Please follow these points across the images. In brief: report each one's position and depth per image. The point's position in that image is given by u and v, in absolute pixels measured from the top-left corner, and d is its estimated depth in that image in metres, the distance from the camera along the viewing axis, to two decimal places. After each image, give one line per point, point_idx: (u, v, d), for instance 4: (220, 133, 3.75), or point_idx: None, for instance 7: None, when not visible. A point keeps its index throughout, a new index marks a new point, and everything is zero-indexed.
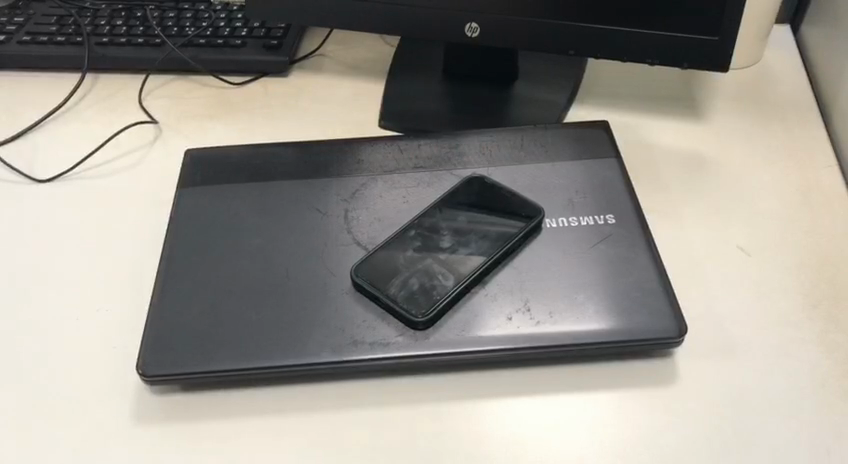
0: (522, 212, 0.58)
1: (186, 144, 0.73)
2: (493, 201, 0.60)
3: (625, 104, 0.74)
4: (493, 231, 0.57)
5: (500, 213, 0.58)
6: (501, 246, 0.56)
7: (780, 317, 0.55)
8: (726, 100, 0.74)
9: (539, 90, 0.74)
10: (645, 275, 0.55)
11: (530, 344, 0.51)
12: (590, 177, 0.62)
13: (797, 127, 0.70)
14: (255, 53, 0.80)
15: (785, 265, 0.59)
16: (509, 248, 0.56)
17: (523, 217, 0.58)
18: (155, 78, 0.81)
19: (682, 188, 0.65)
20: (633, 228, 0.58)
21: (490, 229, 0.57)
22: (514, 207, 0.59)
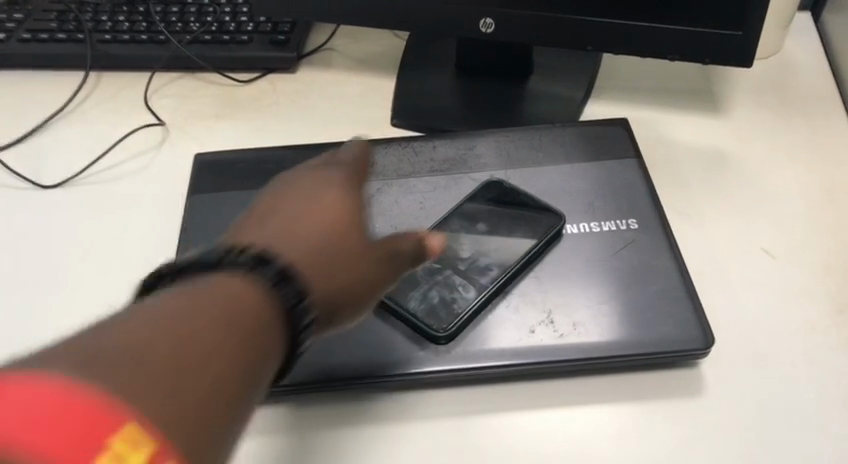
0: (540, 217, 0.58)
1: (193, 146, 0.72)
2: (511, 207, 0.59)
3: (643, 97, 0.72)
4: (513, 239, 0.56)
5: (520, 218, 0.58)
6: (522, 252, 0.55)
7: (807, 322, 0.54)
8: (746, 91, 0.72)
9: (555, 85, 0.72)
10: (670, 282, 0.54)
11: (554, 358, 0.50)
12: (610, 180, 0.61)
13: (820, 120, 0.68)
14: (262, 49, 0.78)
15: (811, 267, 0.57)
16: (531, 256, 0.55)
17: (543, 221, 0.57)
18: (161, 76, 0.79)
19: (703, 187, 0.64)
20: (656, 233, 0.57)
21: (510, 236, 0.56)
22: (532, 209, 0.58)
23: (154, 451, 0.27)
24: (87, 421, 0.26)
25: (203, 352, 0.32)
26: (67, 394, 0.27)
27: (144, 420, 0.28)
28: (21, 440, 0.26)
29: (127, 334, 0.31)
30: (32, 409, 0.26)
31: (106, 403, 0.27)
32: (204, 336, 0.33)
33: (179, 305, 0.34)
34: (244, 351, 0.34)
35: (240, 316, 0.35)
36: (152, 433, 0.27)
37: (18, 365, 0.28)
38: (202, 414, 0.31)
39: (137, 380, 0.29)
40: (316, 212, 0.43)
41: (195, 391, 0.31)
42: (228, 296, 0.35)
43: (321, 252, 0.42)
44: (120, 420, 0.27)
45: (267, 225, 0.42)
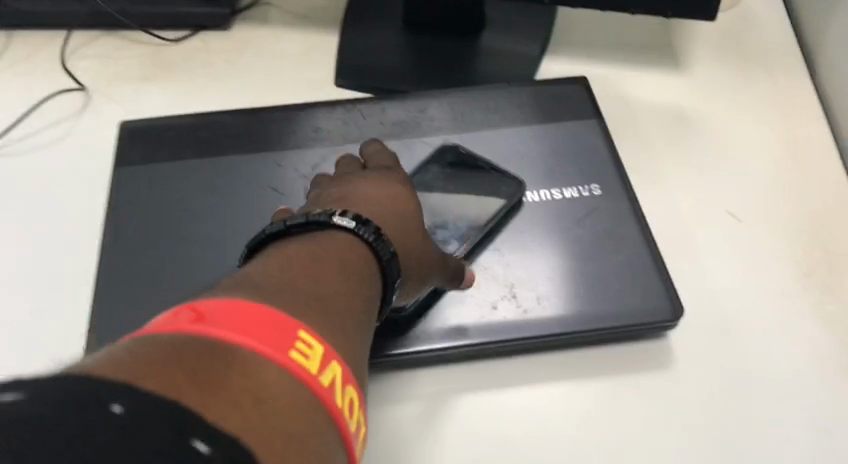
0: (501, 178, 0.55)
1: (119, 112, 0.66)
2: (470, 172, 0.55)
3: (601, 53, 0.69)
4: (471, 211, 0.53)
5: (480, 184, 0.55)
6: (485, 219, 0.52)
7: (775, 287, 0.52)
8: (708, 45, 0.69)
9: (509, 41, 0.68)
10: (636, 251, 0.51)
11: (517, 336, 0.48)
12: (570, 143, 0.58)
13: (781, 76, 0.66)
14: (192, 6, 0.71)
15: (776, 230, 0.56)
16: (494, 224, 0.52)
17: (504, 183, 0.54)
18: (79, 34, 0.72)
19: (666, 147, 0.61)
20: (620, 199, 0.54)
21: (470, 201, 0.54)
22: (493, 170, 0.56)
23: (335, 360, 0.32)
24: (289, 332, 0.31)
25: (338, 287, 0.37)
26: (266, 312, 0.31)
27: (317, 333, 0.33)
28: (250, 343, 0.29)
29: (272, 277, 0.35)
30: (258, 322, 0.30)
31: (292, 319, 0.32)
32: (336, 275, 0.38)
33: (303, 255, 0.38)
34: (362, 288, 0.39)
35: (354, 264, 0.39)
36: (325, 343, 0.33)
37: (206, 296, 0.32)
38: (348, 329, 0.36)
39: (304, 307, 0.34)
40: (383, 188, 0.47)
41: (339, 313, 0.36)
42: (341, 245, 0.40)
43: (397, 220, 0.45)
44: (304, 329, 0.32)
45: (344, 200, 0.45)
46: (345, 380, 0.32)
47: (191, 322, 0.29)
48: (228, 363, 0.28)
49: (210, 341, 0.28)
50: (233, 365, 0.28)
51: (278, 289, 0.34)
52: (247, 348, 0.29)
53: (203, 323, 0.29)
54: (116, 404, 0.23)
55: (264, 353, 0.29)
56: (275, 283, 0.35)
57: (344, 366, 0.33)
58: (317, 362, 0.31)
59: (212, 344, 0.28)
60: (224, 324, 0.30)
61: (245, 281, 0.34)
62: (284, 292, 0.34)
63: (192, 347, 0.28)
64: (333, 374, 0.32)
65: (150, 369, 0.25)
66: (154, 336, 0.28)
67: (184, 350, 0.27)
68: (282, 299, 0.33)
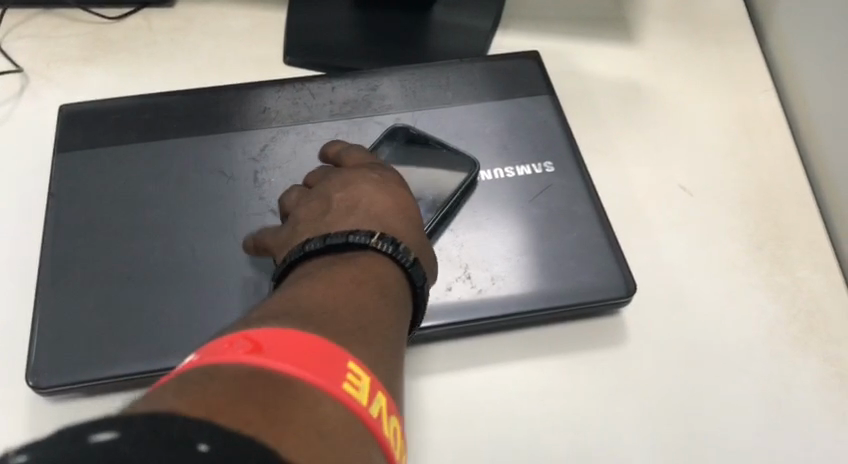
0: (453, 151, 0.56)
1: (59, 95, 0.63)
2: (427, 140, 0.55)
3: (552, 27, 0.68)
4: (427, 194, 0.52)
5: (436, 161, 0.54)
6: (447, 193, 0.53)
7: (727, 260, 0.53)
8: (659, 18, 0.69)
9: (460, 15, 0.67)
10: (590, 229, 0.51)
11: (472, 316, 0.48)
12: (523, 120, 0.57)
13: (732, 47, 0.66)
14: None
15: (729, 203, 0.56)
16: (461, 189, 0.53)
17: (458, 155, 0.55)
18: (15, 13, 0.69)
19: (619, 122, 0.61)
20: (573, 176, 0.54)
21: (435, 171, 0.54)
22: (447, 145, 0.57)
23: (381, 391, 0.31)
24: (342, 364, 0.30)
25: (384, 312, 0.37)
26: (317, 343, 0.30)
27: (364, 367, 0.32)
28: (308, 376, 0.28)
29: (320, 304, 0.34)
30: (312, 352, 0.29)
31: (342, 351, 0.31)
32: (381, 297, 0.37)
33: (345, 275, 0.37)
34: (404, 313, 0.39)
35: (393, 287, 0.39)
36: (372, 375, 0.31)
37: (254, 326, 0.30)
38: (387, 356, 0.35)
39: (347, 336, 0.33)
40: (404, 201, 0.46)
41: (378, 339, 0.35)
42: (379, 269, 0.39)
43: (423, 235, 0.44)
44: (353, 361, 0.31)
45: (368, 210, 0.43)
46: (391, 414, 0.31)
47: (243, 355, 0.28)
48: (292, 398, 0.26)
49: (270, 376, 0.27)
50: (299, 400, 0.26)
51: (322, 319, 0.33)
52: (304, 381, 0.27)
53: (257, 356, 0.28)
54: (201, 443, 0.21)
55: (322, 387, 0.28)
56: (318, 311, 0.34)
57: (389, 398, 0.32)
58: (369, 394, 0.30)
59: (270, 379, 0.27)
60: (279, 356, 0.28)
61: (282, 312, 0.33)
62: (325, 322, 0.33)
63: (253, 382, 0.26)
64: (382, 406, 0.30)
65: (225, 413, 0.23)
66: (207, 372, 0.26)
67: (247, 387, 0.25)
68: (328, 332, 0.32)
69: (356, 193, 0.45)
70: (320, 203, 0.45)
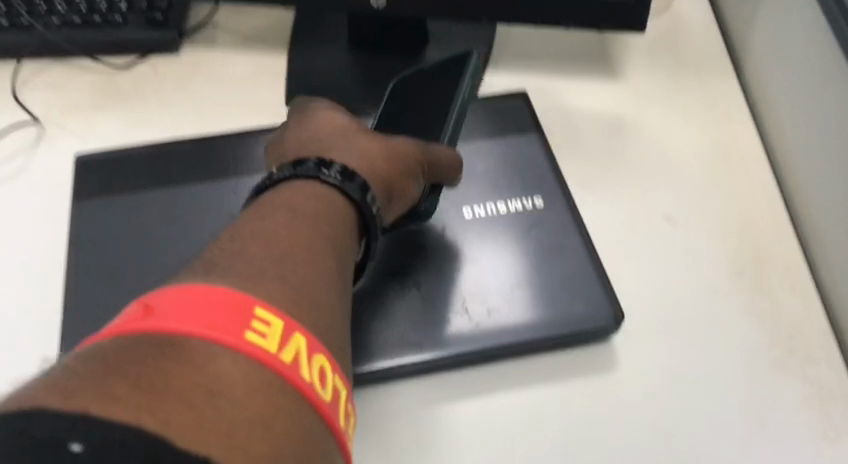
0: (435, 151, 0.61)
1: (75, 144, 0.67)
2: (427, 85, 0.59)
3: (540, 65, 0.71)
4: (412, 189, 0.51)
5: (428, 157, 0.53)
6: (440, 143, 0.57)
7: (711, 287, 0.56)
8: (642, 53, 0.72)
9: (452, 55, 0.70)
10: (579, 262, 0.54)
11: (470, 347, 0.51)
12: (514, 158, 0.61)
13: (712, 80, 0.70)
14: (139, 32, 0.72)
15: (711, 232, 0.59)
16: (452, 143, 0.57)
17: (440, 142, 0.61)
18: (29, 63, 0.73)
19: (606, 156, 0.64)
20: (562, 211, 0.57)
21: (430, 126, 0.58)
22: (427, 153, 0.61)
23: (298, 333, 0.35)
24: (244, 314, 0.34)
25: (321, 227, 0.42)
26: (221, 295, 0.34)
27: (277, 310, 0.35)
28: (196, 331, 0.32)
29: (255, 229, 0.40)
30: (209, 309, 0.33)
31: (246, 299, 0.34)
32: (317, 214, 0.43)
33: (284, 201, 0.43)
34: (344, 229, 0.44)
35: (330, 206, 0.44)
36: (285, 317, 0.35)
37: (156, 289, 0.35)
38: (317, 282, 0.39)
39: (265, 268, 0.38)
40: (353, 135, 0.51)
41: (306, 269, 0.39)
42: (317, 193, 0.45)
43: (371, 161, 0.49)
44: (259, 306, 0.34)
45: (316, 147, 0.49)
46: (312, 351, 0.35)
47: (138, 318, 0.32)
48: (176, 355, 0.30)
49: (154, 336, 0.31)
50: (182, 359, 0.30)
51: (244, 256, 0.38)
52: (193, 336, 0.31)
53: (148, 318, 0.32)
54: (74, 445, 0.25)
55: (211, 338, 0.32)
56: (242, 249, 0.39)
57: (309, 336, 0.35)
58: (274, 339, 0.33)
59: (158, 336, 0.31)
60: (167, 314, 0.32)
61: (207, 257, 0.38)
62: (245, 262, 0.38)
63: (137, 349, 0.30)
64: (294, 346, 0.34)
65: (90, 385, 0.28)
66: (108, 337, 0.32)
67: (130, 352, 0.30)
68: (246, 266, 0.37)
69: (308, 136, 0.51)
70: (279, 146, 0.52)
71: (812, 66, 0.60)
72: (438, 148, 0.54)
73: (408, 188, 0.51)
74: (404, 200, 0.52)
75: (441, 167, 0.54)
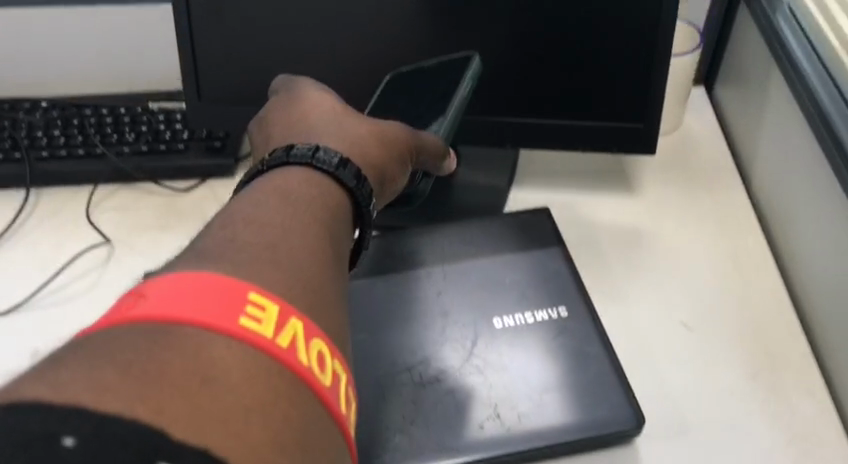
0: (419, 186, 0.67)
1: (142, 262, 0.74)
2: (430, 95, 0.66)
3: (560, 182, 0.78)
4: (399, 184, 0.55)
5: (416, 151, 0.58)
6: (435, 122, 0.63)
7: (727, 389, 0.60)
8: (655, 169, 0.79)
9: (480, 174, 0.77)
10: (602, 368, 0.59)
11: (504, 449, 0.55)
12: (539, 269, 0.66)
13: (721, 192, 0.76)
14: (199, 158, 0.81)
15: (726, 336, 0.64)
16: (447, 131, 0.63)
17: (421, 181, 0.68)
18: (101, 188, 0.82)
19: (624, 265, 0.70)
20: (584, 319, 0.62)
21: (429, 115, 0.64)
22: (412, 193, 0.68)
23: (295, 317, 0.35)
24: (237, 296, 0.33)
25: (318, 215, 0.42)
26: (212, 280, 0.34)
27: (270, 293, 0.35)
28: (189, 318, 0.31)
29: (247, 216, 0.40)
30: (200, 293, 0.33)
31: (238, 282, 0.34)
32: (312, 201, 0.43)
33: (279, 186, 0.43)
34: (339, 216, 0.44)
35: (326, 191, 0.44)
36: (281, 302, 0.35)
37: (150, 277, 0.35)
38: (314, 271, 0.39)
39: (259, 255, 0.37)
40: (344, 123, 0.52)
41: (301, 255, 0.39)
42: (314, 179, 0.45)
43: (363, 151, 0.50)
44: (254, 292, 0.34)
45: (306, 136, 0.49)
46: (310, 333, 0.35)
47: (129, 307, 0.32)
48: (168, 343, 0.30)
49: (145, 324, 0.31)
50: (174, 346, 0.30)
51: (236, 243, 0.38)
52: (183, 323, 0.31)
53: (138, 306, 0.32)
54: (67, 437, 0.25)
55: (201, 323, 0.31)
56: (236, 234, 0.39)
57: (307, 321, 0.35)
58: (270, 324, 0.33)
59: (149, 322, 0.31)
60: (158, 300, 0.32)
61: (201, 246, 0.38)
62: (236, 248, 0.37)
63: (124, 339, 0.30)
64: (292, 331, 0.34)
65: (82, 377, 0.28)
66: (98, 327, 0.31)
67: (123, 341, 0.30)
68: (237, 254, 0.37)
69: (300, 124, 0.51)
70: (270, 133, 0.52)
71: (808, 179, 0.66)
72: (426, 137, 0.59)
73: (395, 177, 0.54)
74: (393, 186, 0.54)
75: (427, 154, 0.59)
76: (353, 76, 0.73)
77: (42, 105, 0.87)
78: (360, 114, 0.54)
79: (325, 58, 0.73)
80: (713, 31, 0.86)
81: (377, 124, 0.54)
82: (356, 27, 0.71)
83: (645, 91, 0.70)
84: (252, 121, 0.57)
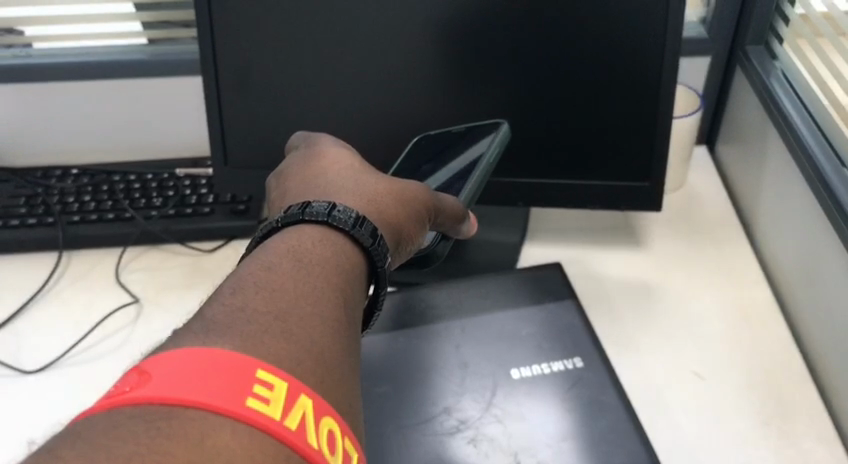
0: (436, 248, 0.65)
1: (169, 317, 0.77)
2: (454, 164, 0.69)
3: (570, 238, 0.82)
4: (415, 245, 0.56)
5: (436, 214, 0.59)
6: (458, 191, 0.65)
7: (740, 437, 0.61)
8: (661, 226, 0.82)
9: (493, 231, 0.81)
10: (619, 416, 0.61)
11: None
12: (554, 321, 0.69)
13: (726, 246, 0.79)
14: (224, 220, 0.84)
15: (736, 385, 0.66)
16: (470, 198, 0.65)
17: (439, 243, 0.65)
18: (131, 250, 0.85)
19: (636, 317, 0.72)
20: (599, 369, 0.64)
21: (454, 184, 0.67)
22: (428, 255, 0.65)
23: (303, 394, 0.35)
24: (245, 376, 0.34)
25: (331, 278, 0.43)
26: (219, 359, 0.35)
27: (278, 369, 0.36)
28: (196, 400, 0.32)
29: (260, 281, 0.42)
30: (206, 373, 0.34)
31: (246, 361, 0.35)
32: (324, 262, 0.44)
33: (293, 247, 0.45)
34: (352, 276, 0.45)
35: (340, 252, 0.45)
36: (289, 379, 0.36)
37: (156, 353, 0.36)
38: (330, 339, 0.40)
39: (268, 325, 0.38)
40: (362, 180, 0.53)
41: (311, 323, 0.40)
42: (330, 238, 0.46)
43: (379, 208, 0.51)
44: (262, 369, 0.35)
45: (321, 193, 0.51)
46: (318, 411, 0.35)
47: (134, 386, 0.33)
48: (175, 428, 0.31)
49: (151, 408, 0.32)
50: (183, 432, 0.31)
51: (247, 312, 0.39)
52: (190, 405, 0.32)
53: (143, 385, 0.33)
54: None
55: (208, 405, 0.32)
56: (246, 302, 0.40)
57: (316, 397, 0.36)
58: (278, 404, 0.34)
59: (154, 405, 0.32)
60: (164, 381, 0.33)
61: (210, 315, 0.39)
62: (245, 318, 0.39)
63: (139, 422, 0.31)
64: (299, 409, 0.35)
65: None
66: (103, 410, 0.32)
67: (128, 429, 0.31)
68: (246, 325, 0.38)
69: (318, 181, 0.53)
70: (288, 189, 0.54)
71: (809, 232, 0.69)
72: (445, 199, 0.60)
73: (413, 235, 0.54)
74: (410, 244, 0.55)
75: (446, 215, 0.60)
76: (371, 141, 0.77)
77: (73, 173, 0.91)
78: (379, 171, 0.56)
79: (345, 124, 0.77)
80: (712, 93, 0.90)
81: (395, 181, 0.55)
82: (375, 94, 0.75)
83: (650, 151, 0.73)
84: (272, 175, 0.59)
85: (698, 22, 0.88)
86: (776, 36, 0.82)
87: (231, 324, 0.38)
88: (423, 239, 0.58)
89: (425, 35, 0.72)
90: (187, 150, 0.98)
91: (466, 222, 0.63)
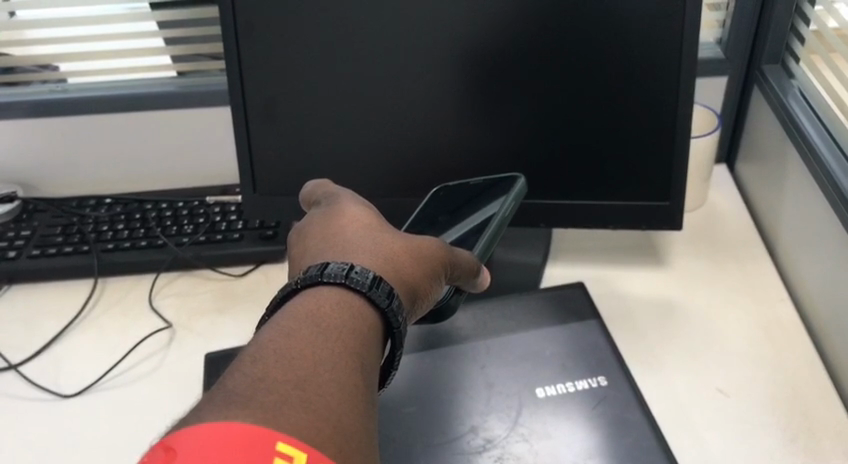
0: (450, 301, 0.64)
1: (201, 345, 0.79)
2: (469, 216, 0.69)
3: (591, 259, 0.83)
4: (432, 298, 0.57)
5: (453, 265, 0.60)
6: (472, 244, 0.66)
7: (766, 455, 0.61)
8: (681, 245, 0.83)
9: (515, 252, 0.82)
10: (643, 435, 0.61)
11: None
12: (577, 342, 0.70)
13: (750, 264, 0.80)
14: (254, 246, 0.87)
15: (762, 402, 0.66)
16: (484, 251, 0.66)
17: (452, 296, 0.65)
18: (163, 276, 0.88)
19: (658, 334, 0.73)
20: (622, 386, 0.65)
21: (468, 237, 0.67)
22: (442, 308, 0.65)
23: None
24: (265, 453, 0.35)
25: (349, 342, 0.44)
26: (238, 434, 0.36)
27: (297, 440, 0.37)
28: None
29: (279, 348, 0.42)
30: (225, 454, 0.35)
31: (265, 435, 0.36)
32: (342, 326, 0.45)
33: (312, 311, 0.46)
34: (369, 339, 0.46)
35: (357, 315, 0.46)
36: (310, 449, 0.37)
37: (180, 427, 0.37)
38: (350, 401, 0.41)
39: (287, 395, 0.39)
40: (378, 240, 0.54)
41: (330, 389, 0.41)
42: (348, 301, 0.47)
43: (395, 268, 0.52)
44: (281, 441, 0.36)
45: (339, 251, 0.52)
46: None
47: None
48: None
49: None
50: None
51: (266, 382, 0.40)
52: None
53: None
54: None
55: None
56: (265, 372, 0.40)
57: None
58: None
59: None
60: None
61: (231, 385, 0.39)
62: (264, 388, 0.39)
63: None
64: None
65: None
66: None
67: None
68: (265, 396, 0.39)
69: (335, 241, 0.54)
70: (308, 248, 0.55)
71: (831, 247, 0.69)
72: (459, 254, 0.61)
73: (428, 292, 0.55)
74: (426, 301, 0.56)
75: (461, 270, 0.61)
76: (393, 167, 0.79)
77: (107, 202, 0.94)
78: (395, 229, 0.57)
79: (369, 152, 0.79)
80: (730, 114, 0.91)
81: (410, 239, 0.56)
82: (398, 122, 0.77)
83: (669, 172, 0.74)
84: (292, 230, 0.60)
85: (714, 43, 0.89)
86: (791, 54, 0.83)
87: (258, 389, 0.39)
88: (438, 293, 0.58)
89: (445, 65, 0.74)
90: (216, 178, 1.01)
91: (481, 274, 0.64)
